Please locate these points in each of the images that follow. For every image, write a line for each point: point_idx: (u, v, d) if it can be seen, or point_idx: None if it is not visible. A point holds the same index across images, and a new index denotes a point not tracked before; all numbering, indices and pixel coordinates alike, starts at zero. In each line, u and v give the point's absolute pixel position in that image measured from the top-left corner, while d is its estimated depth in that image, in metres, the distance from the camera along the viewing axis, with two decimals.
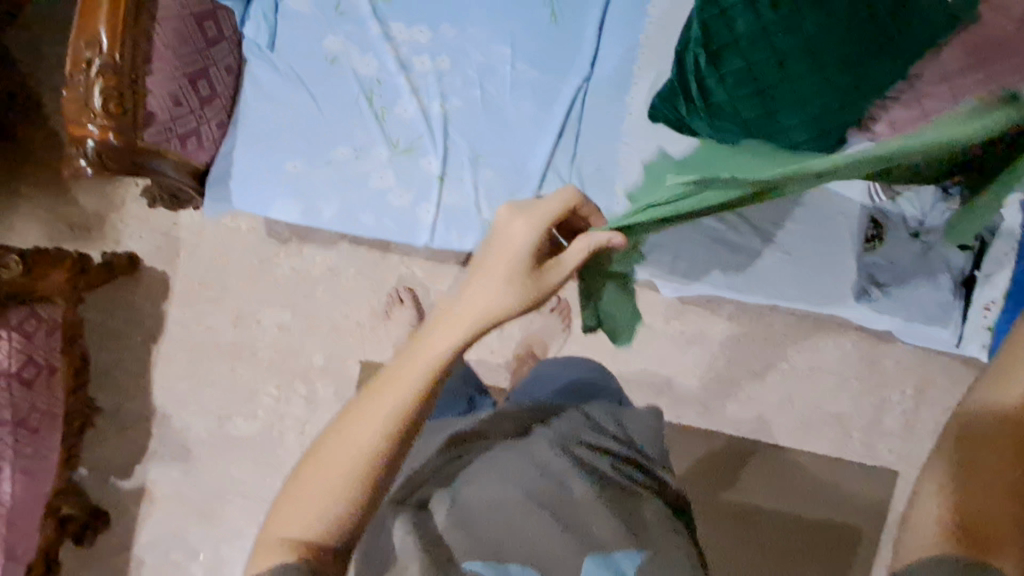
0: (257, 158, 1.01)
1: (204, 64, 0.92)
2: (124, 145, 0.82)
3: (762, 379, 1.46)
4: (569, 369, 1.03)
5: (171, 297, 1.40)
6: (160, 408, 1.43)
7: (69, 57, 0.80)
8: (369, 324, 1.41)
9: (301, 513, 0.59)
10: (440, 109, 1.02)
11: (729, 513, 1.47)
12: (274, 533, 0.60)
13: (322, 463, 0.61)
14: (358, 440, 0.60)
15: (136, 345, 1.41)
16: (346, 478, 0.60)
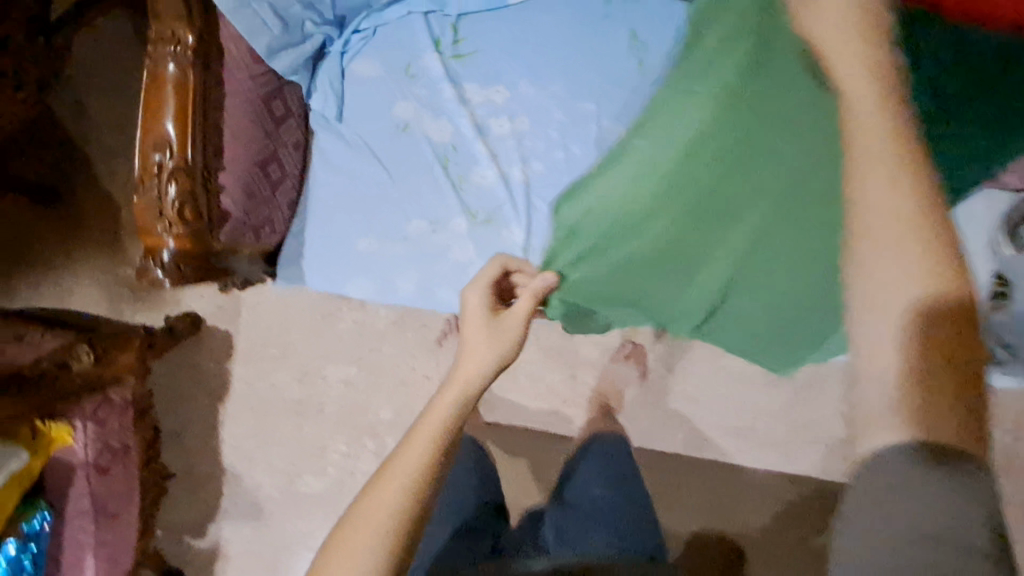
0: (327, 235, 1.00)
1: (274, 146, 0.87)
2: (200, 252, 0.77)
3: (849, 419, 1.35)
4: (608, 469, 1.15)
5: (235, 355, 1.37)
6: (229, 468, 1.41)
7: (137, 159, 0.73)
8: (436, 377, 1.36)
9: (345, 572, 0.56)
10: (520, 174, 0.99)
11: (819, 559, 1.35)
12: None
13: (351, 534, 0.58)
14: (388, 505, 0.59)
15: (203, 405, 1.39)
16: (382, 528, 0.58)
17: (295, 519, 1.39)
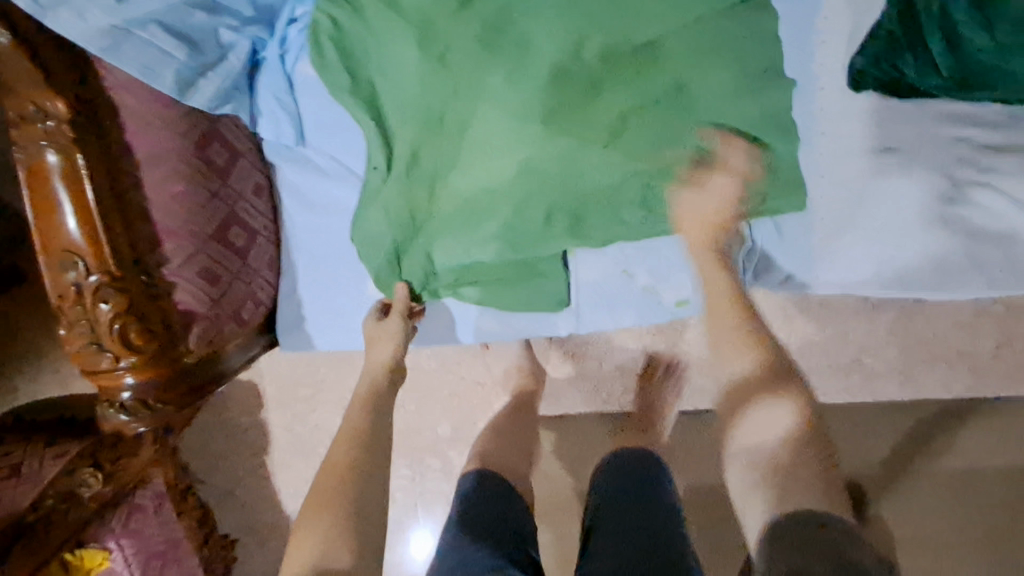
0: (320, 288, 0.97)
1: (226, 210, 0.84)
2: (160, 364, 0.76)
3: (968, 328, 1.17)
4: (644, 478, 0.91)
5: (266, 403, 1.24)
6: (295, 515, 1.29)
7: (53, 289, 0.72)
8: (490, 380, 1.21)
9: (311, 533, 0.73)
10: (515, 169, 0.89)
11: (953, 482, 1.14)
12: (300, 526, 0.74)
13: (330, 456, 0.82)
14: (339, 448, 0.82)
15: (249, 460, 1.27)
16: (336, 468, 0.80)
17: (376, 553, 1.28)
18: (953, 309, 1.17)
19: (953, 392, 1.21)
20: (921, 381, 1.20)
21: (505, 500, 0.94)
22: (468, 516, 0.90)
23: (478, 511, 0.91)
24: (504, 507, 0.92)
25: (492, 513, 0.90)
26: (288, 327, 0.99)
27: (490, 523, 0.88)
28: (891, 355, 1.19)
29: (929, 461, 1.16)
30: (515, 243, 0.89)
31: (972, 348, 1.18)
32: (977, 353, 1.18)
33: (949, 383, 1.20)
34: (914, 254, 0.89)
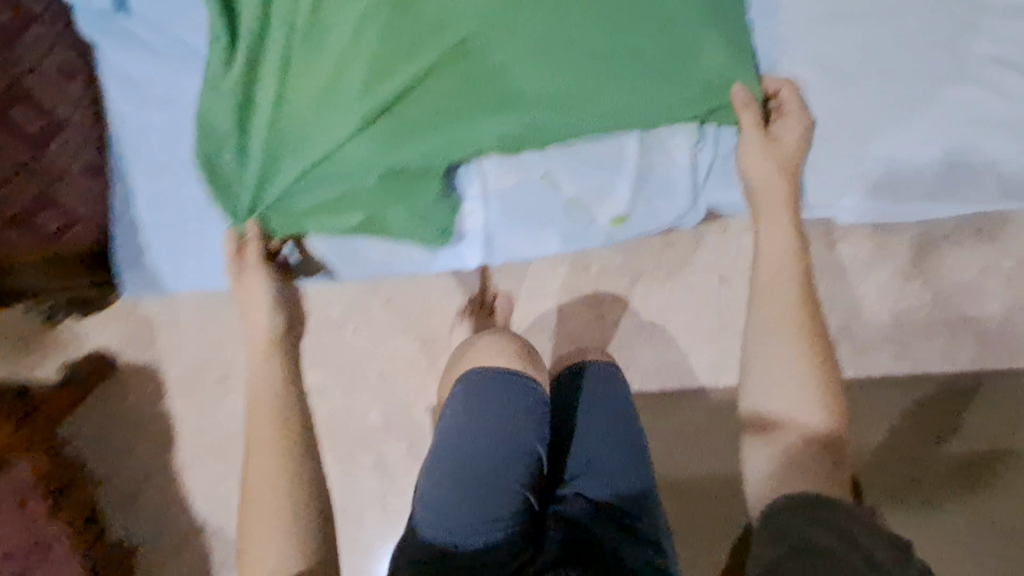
0: (167, 210, 0.81)
1: None
2: None
3: (973, 288, 1.01)
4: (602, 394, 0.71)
5: (169, 391, 1.08)
6: (205, 524, 1.10)
7: None
8: (425, 359, 1.05)
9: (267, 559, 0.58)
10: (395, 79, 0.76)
11: (958, 469, 1.02)
12: (254, 555, 0.59)
13: (257, 461, 0.64)
14: (266, 462, 0.63)
15: (150, 458, 1.09)
16: (271, 479, 0.62)
17: None
18: (955, 266, 1.01)
19: (961, 365, 1.03)
20: (923, 352, 1.03)
21: (511, 435, 0.64)
22: (457, 484, 0.61)
23: (467, 468, 0.62)
24: (507, 453, 0.63)
25: (489, 461, 0.63)
26: (132, 260, 0.82)
27: (488, 499, 0.60)
28: (886, 321, 1.03)
29: (937, 447, 1.02)
30: (398, 146, 0.73)
31: (978, 313, 1.02)
32: (984, 319, 1.02)
33: (955, 355, 1.03)
34: (943, 151, 0.80)
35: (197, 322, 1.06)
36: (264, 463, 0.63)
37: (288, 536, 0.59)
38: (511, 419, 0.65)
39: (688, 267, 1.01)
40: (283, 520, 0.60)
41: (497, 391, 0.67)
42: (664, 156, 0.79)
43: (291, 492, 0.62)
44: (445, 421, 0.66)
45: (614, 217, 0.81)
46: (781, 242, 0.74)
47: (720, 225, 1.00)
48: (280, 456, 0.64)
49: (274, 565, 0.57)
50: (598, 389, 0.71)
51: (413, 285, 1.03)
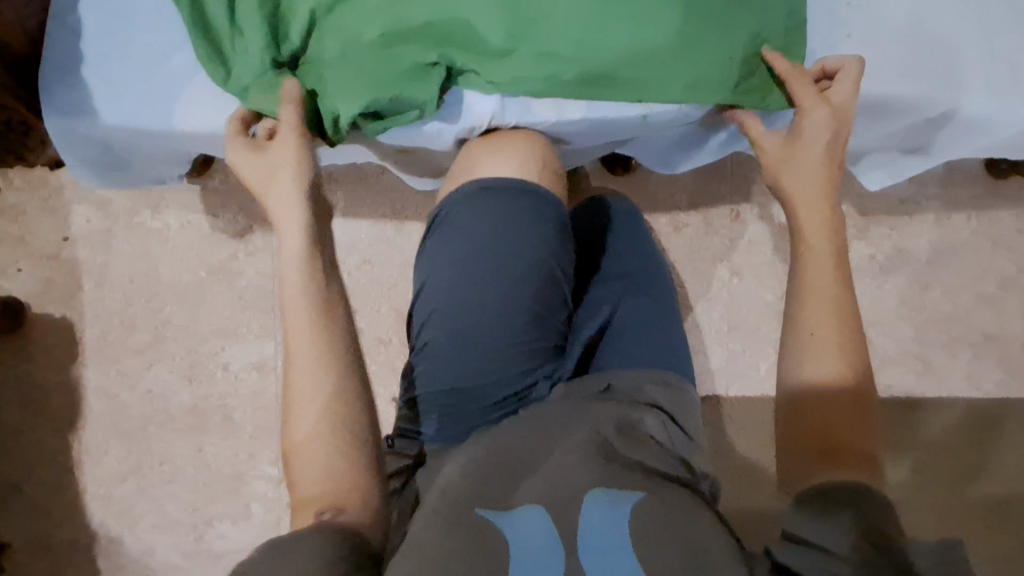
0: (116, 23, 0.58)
1: None
2: None
3: (994, 305, 0.94)
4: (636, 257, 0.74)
5: (84, 355, 0.90)
6: (102, 531, 0.90)
7: None
8: (396, 336, 0.91)
9: (318, 466, 0.48)
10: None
11: (982, 514, 0.92)
12: (302, 468, 0.48)
13: (296, 362, 0.50)
14: (310, 348, 0.50)
15: (47, 441, 0.90)
16: (326, 387, 0.49)
17: None
18: (977, 279, 0.94)
19: (984, 391, 0.94)
20: (943, 371, 0.94)
21: (514, 270, 0.57)
22: (458, 334, 0.57)
23: (468, 316, 0.57)
24: (510, 299, 0.57)
25: (483, 323, 0.57)
26: (66, 83, 0.58)
27: (487, 350, 0.57)
28: (907, 334, 0.94)
29: (958, 487, 0.92)
30: (412, 12, 0.55)
31: (999, 331, 0.94)
32: (1005, 338, 0.94)
33: (979, 379, 0.94)
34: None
35: (129, 273, 0.90)
36: (307, 352, 0.50)
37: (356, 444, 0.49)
38: (513, 253, 0.57)
39: (698, 253, 0.92)
40: (347, 433, 0.49)
41: (495, 215, 0.57)
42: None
43: (350, 398, 0.50)
44: (433, 243, 0.59)
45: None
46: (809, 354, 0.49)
47: (734, 211, 0.92)
48: (327, 368, 0.49)
49: (347, 476, 0.48)
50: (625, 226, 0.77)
51: (391, 251, 0.91)
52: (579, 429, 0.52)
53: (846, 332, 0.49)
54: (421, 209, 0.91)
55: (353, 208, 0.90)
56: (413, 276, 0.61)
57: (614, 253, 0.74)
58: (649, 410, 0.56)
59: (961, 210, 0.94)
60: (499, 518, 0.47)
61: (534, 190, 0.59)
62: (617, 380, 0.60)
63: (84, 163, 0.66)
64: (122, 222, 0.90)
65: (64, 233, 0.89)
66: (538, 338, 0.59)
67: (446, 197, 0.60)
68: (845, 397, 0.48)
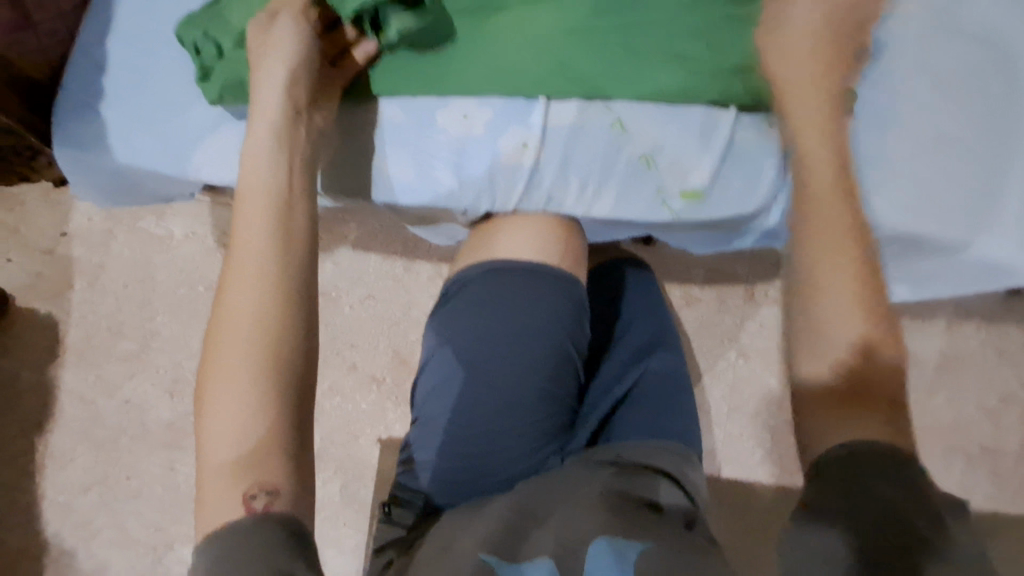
0: (142, 68, 0.56)
1: None
2: None
3: (997, 418, 0.93)
4: (653, 324, 0.73)
5: (63, 356, 0.87)
6: (55, 542, 0.86)
7: None
8: (391, 376, 0.88)
9: (231, 439, 0.38)
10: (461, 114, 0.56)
11: None
12: (211, 462, 0.38)
13: (229, 321, 0.40)
14: (251, 312, 0.40)
15: (12, 440, 0.86)
16: (255, 361, 0.39)
17: None
18: (981, 389, 0.93)
19: (979, 504, 0.92)
20: (938, 478, 0.92)
21: (524, 341, 0.58)
22: (463, 408, 0.57)
23: (475, 392, 0.57)
24: (520, 378, 0.57)
25: (493, 398, 0.57)
26: (82, 122, 0.55)
27: (494, 429, 0.57)
28: None
29: None
30: None
31: (998, 445, 0.93)
32: (1004, 453, 0.92)
33: (974, 491, 0.92)
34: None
35: (124, 277, 0.87)
36: (247, 315, 0.40)
37: (274, 424, 0.38)
38: (520, 320, 0.58)
39: (707, 328, 0.91)
40: (264, 418, 0.38)
41: (518, 289, 0.59)
42: (762, 140, 0.57)
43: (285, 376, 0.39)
44: (455, 304, 0.60)
45: (686, 194, 0.57)
46: (827, 347, 0.43)
47: (749, 291, 0.91)
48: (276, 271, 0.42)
49: (269, 463, 0.37)
50: (640, 287, 0.76)
51: (397, 288, 0.89)
52: (589, 484, 0.52)
53: (853, 311, 0.43)
54: (434, 250, 0.89)
55: (365, 242, 0.88)
56: (425, 337, 0.62)
57: (627, 318, 0.73)
58: (658, 478, 0.56)
59: (971, 318, 0.93)
60: (506, 569, 0.47)
61: (552, 272, 0.60)
62: (627, 444, 0.59)
63: (93, 190, 0.62)
64: (125, 226, 0.88)
65: (62, 228, 0.87)
66: (541, 417, 0.57)
67: (462, 269, 0.63)
68: (880, 387, 0.42)
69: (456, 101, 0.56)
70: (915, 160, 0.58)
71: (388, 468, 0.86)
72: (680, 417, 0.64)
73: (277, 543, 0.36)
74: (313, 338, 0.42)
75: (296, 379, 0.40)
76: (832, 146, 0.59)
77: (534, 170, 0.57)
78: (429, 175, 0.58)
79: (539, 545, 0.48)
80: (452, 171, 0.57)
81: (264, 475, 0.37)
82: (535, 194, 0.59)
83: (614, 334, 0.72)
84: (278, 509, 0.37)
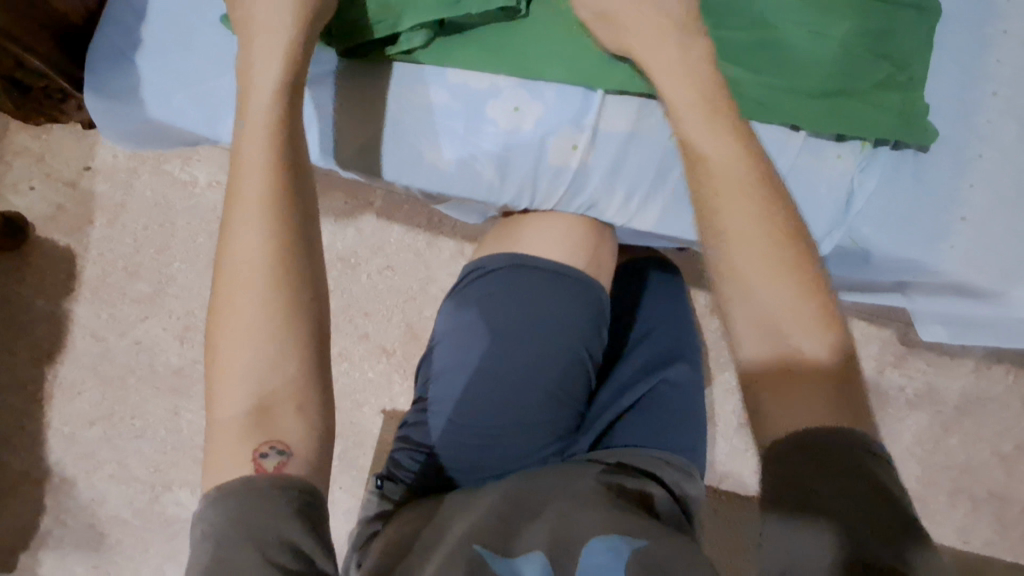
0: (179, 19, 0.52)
1: None
2: None
3: (1009, 466, 0.90)
4: (675, 330, 0.70)
5: (77, 290, 0.86)
6: (58, 469, 0.87)
7: None
8: (400, 347, 0.87)
9: (240, 390, 0.36)
10: (515, 102, 0.53)
11: None
12: (219, 428, 0.36)
13: (233, 293, 0.38)
14: (249, 276, 0.38)
15: (23, 366, 0.87)
16: (271, 334, 0.37)
17: (153, 556, 0.87)
18: (1000, 436, 0.90)
19: (975, 548, 0.91)
20: (937, 518, 0.91)
21: (540, 343, 0.56)
22: (470, 404, 0.55)
23: (484, 389, 0.56)
24: (532, 380, 0.56)
25: (500, 397, 0.55)
26: (117, 74, 0.52)
27: (498, 430, 0.55)
28: (911, 469, 0.91)
29: None
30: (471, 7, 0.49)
31: (1005, 492, 0.91)
32: (1010, 501, 0.91)
33: (974, 535, 0.91)
34: None
35: (144, 219, 0.86)
36: (249, 280, 0.38)
37: (298, 396, 0.37)
38: (540, 320, 0.56)
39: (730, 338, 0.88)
40: (286, 394, 0.37)
41: (540, 280, 0.58)
42: (826, 170, 0.55)
43: (299, 337, 0.38)
44: (472, 291, 0.59)
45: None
46: (779, 308, 0.37)
47: None
48: (279, 242, 0.39)
49: (286, 428, 0.36)
50: (662, 289, 0.73)
51: (417, 262, 0.87)
52: (585, 481, 0.51)
53: (790, 271, 0.38)
54: (459, 228, 0.87)
55: (390, 212, 0.86)
56: (438, 322, 0.61)
57: (649, 326, 0.70)
58: (649, 480, 0.55)
59: (1004, 363, 0.90)
60: (498, 563, 0.44)
61: (572, 273, 0.58)
62: (635, 449, 0.58)
63: (131, 142, 0.60)
64: (150, 166, 0.86)
65: (85, 162, 0.86)
66: (551, 421, 0.56)
67: (487, 256, 0.60)
68: (819, 376, 0.36)
69: (508, 91, 0.53)
70: (989, 205, 0.55)
71: (388, 441, 0.86)
72: (689, 436, 0.63)
73: (291, 500, 0.35)
74: (323, 308, 0.40)
75: (311, 341, 0.38)
76: (901, 186, 0.56)
77: (580, 171, 0.54)
78: (469, 163, 0.55)
79: (531, 525, 0.47)
80: (494, 164, 0.55)
81: (276, 435, 0.36)
82: (577, 197, 0.57)
83: (632, 343, 0.69)
84: (291, 473, 0.36)
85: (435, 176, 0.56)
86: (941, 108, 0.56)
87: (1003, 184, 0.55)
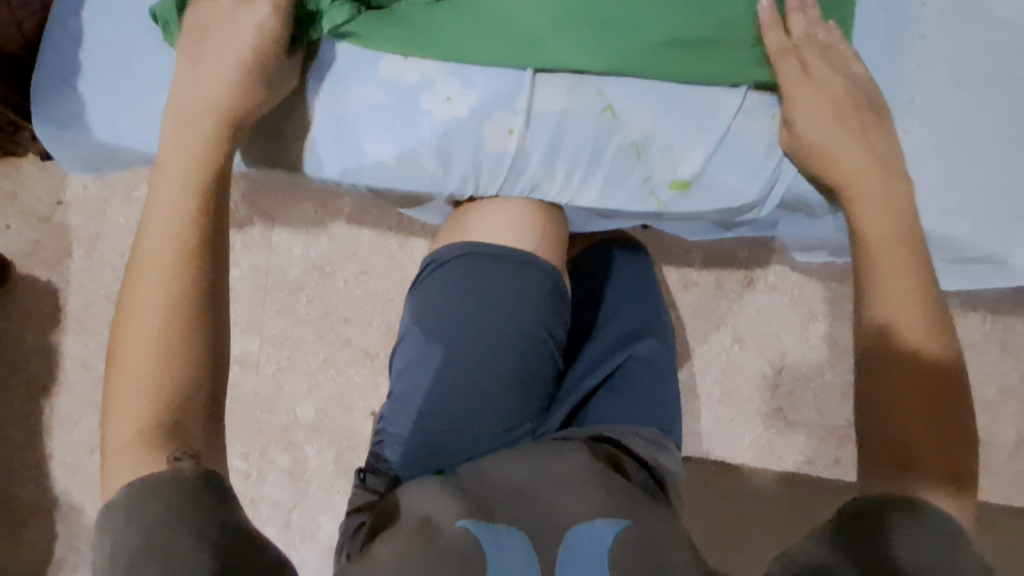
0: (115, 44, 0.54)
1: None
2: None
3: (993, 410, 0.91)
4: (638, 307, 0.72)
5: (63, 323, 0.88)
6: (64, 498, 0.89)
7: None
8: (383, 349, 0.88)
9: (134, 411, 0.39)
10: (449, 93, 0.54)
11: None
12: (113, 448, 0.39)
13: (135, 324, 0.41)
14: (157, 299, 0.42)
15: (18, 401, 0.89)
16: (167, 353, 0.41)
17: None
18: (981, 382, 0.91)
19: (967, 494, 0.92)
20: None
21: (497, 327, 0.58)
22: (436, 390, 0.57)
23: (447, 375, 0.57)
24: (492, 363, 0.57)
25: (463, 381, 0.57)
26: (60, 99, 0.54)
27: (465, 413, 0.57)
28: None
29: None
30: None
31: (992, 437, 0.92)
32: (997, 445, 0.92)
33: None
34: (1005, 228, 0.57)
35: (121, 247, 0.88)
36: (154, 304, 0.42)
37: (191, 410, 0.40)
38: (495, 305, 0.58)
39: (706, 311, 0.89)
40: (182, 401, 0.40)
41: (494, 267, 0.59)
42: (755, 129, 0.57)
43: (193, 356, 0.41)
44: (430, 282, 0.61)
45: (674, 183, 0.57)
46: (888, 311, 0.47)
47: (747, 277, 0.89)
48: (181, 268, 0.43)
49: (189, 432, 0.40)
50: (625, 267, 0.75)
51: (391, 264, 0.88)
52: (562, 458, 0.51)
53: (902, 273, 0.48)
54: (428, 227, 0.88)
55: (360, 218, 0.88)
56: (404, 315, 0.62)
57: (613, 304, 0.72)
58: (623, 456, 0.56)
59: (977, 309, 0.91)
60: (484, 533, 0.45)
61: (525, 258, 0.59)
62: (602, 426, 0.59)
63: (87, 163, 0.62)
64: (120, 195, 0.88)
65: (57, 197, 0.88)
66: (514, 401, 0.58)
67: (443, 248, 0.62)
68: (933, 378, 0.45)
69: (440, 82, 0.54)
70: (919, 153, 0.56)
71: None
72: (657, 407, 0.64)
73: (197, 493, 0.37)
74: (222, 337, 0.44)
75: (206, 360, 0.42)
76: None
77: (517, 155, 0.56)
78: (410, 157, 0.56)
79: (509, 505, 0.48)
80: (435, 156, 0.56)
81: (181, 440, 0.39)
82: (519, 181, 0.58)
83: (597, 322, 0.71)
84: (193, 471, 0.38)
85: (381, 172, 0.57)
86: (872, 62, 0.57)
87: (930, 131, 0.56)
